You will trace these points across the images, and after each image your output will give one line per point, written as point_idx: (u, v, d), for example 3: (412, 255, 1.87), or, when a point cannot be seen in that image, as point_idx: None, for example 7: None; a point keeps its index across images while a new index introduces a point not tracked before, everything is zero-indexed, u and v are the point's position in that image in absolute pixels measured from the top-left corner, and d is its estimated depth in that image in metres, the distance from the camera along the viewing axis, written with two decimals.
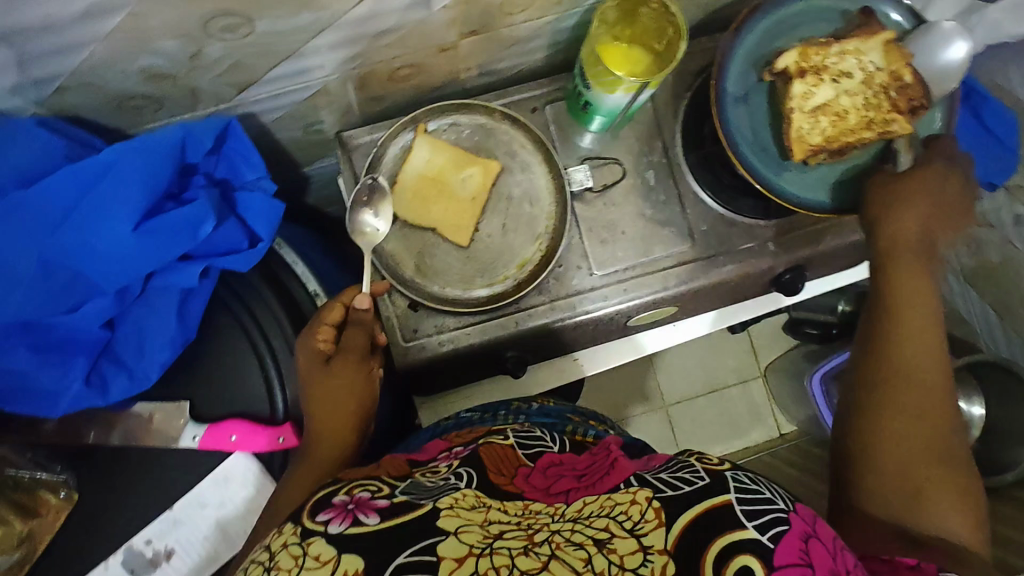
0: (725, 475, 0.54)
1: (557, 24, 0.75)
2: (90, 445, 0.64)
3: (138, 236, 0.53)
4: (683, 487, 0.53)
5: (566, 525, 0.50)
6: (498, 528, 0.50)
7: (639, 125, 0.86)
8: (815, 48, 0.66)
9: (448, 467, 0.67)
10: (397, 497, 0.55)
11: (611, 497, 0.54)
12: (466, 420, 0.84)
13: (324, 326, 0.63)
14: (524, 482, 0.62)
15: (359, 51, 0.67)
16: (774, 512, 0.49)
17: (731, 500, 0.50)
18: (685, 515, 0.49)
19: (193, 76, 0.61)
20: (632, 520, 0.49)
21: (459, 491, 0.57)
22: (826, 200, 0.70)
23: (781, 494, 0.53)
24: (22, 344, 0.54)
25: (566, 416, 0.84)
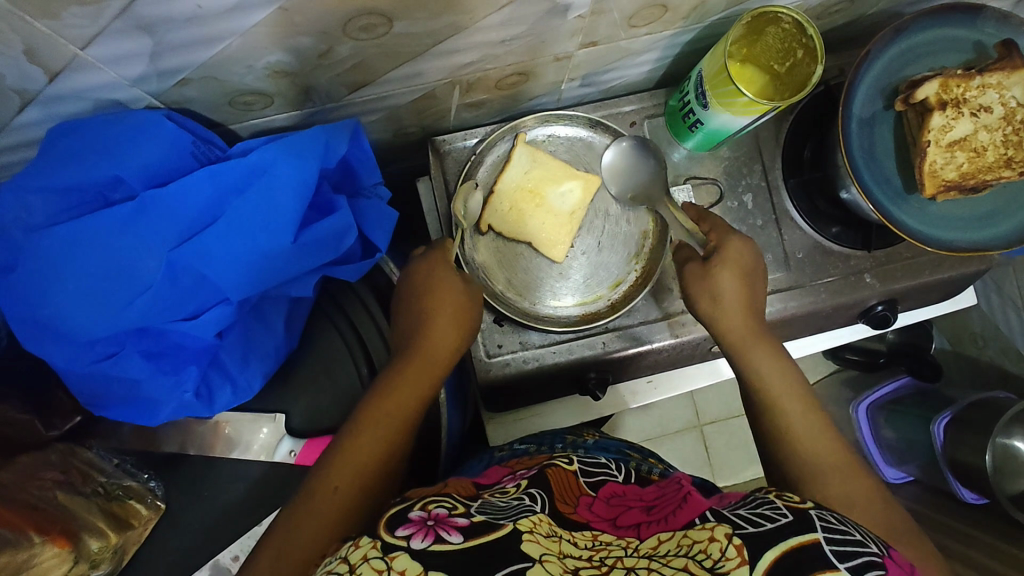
0: (810, 515, 0.50)
1: (674, 39, 0.72)
2: (183, 454, 0.62)
3: (295, 247, 0.53)
4: (767, 523, 0.48)
5: (643, 561, 0.47)
6: (574, 563, 0.46)
7: (738, 146, 0.84)
8: (957, 80, 0.63)
9: (516, 486, 0.61)
10: (476, 518, 0.50)
11: (688, 534, 0.49)
12: (524, 451, 0.76)
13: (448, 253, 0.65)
14: (586, 511, 0.57)
15: (476, 57, 0.64)
16: (869, 557, 0.45)
17: (819, 539, 0.46)
18: (773, 550, 0.45)
19: (313, 74, 0.58)
20: (712, 559, 0.44)
21: (534, 515, 0.52)
22: (952, 237, 0.65)
23: (870, 535, 0.49)
24: (137, 351, 0.52)
25: (624, 451, 0.77)
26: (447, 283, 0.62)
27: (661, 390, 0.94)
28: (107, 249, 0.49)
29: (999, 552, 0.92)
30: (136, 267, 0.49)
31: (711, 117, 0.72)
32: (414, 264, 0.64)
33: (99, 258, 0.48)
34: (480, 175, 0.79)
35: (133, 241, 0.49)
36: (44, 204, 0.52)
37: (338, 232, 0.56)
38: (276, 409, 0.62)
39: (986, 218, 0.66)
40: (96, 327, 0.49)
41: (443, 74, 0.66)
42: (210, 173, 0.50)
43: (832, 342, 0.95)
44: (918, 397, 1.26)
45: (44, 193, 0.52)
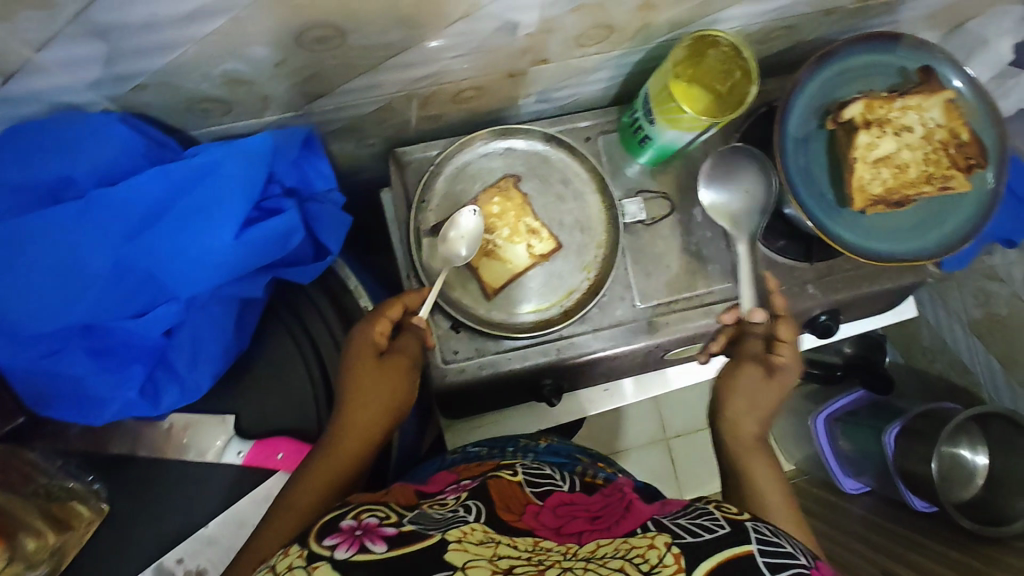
0: (745, 527, 0.52)
1: (623, 59, 0.76)
2: (129, 455, 0.61)
3: (237, 245, 0.54)
4: (704, 533, 0.51)
5: (579, 563, 0.48)
6: (509, 562, 0.47)
7: (688, 161, 0.88)
8: (880, 102, 0.68)
9: (455, 498, 0.62)
10: (405, 526, 0.52)
11: (627, 540, 0.52)
12: (476, 454, 0.76)
13: (382, 319, 0.62)
14: (533, 519, 0.57)
15: (432, 71, 0.66)
16: (797, 568, 0.48)
17: (754, 551, 0.49)
18: (710, 560, 0.47)
19: (270, 82, 0.59)
20: (649, 564, 0.47)
21: (467, 525, 0.53)
22: (878, 248, 0.69)
23: (800, 548, 0.51)
24: (80, 348, 0.52)
25: (574, 457, 0.78)
26: (365, 362, 0.60)
27: (617, 398, 0.96)
28: (52, 248, 0.49)
29: (943, 558, 0.95)
30: (82, 266, 0.50)
31: (658, 134, 0.75)
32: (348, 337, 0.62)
33: (46, 255, 0.49)
34: (437, 185, 0.80)
35: (80, 238, 0.50)
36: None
37: (286, 232, 0.58)
38: (227, 411, 0.63)
39: (911, 231, 0.71)
40: (40, 323, 0.50)
41: (399, 87, 0.69)
42: (160, 172, 0.51)
43: None
44: (871, 410, 1.28)
45: None
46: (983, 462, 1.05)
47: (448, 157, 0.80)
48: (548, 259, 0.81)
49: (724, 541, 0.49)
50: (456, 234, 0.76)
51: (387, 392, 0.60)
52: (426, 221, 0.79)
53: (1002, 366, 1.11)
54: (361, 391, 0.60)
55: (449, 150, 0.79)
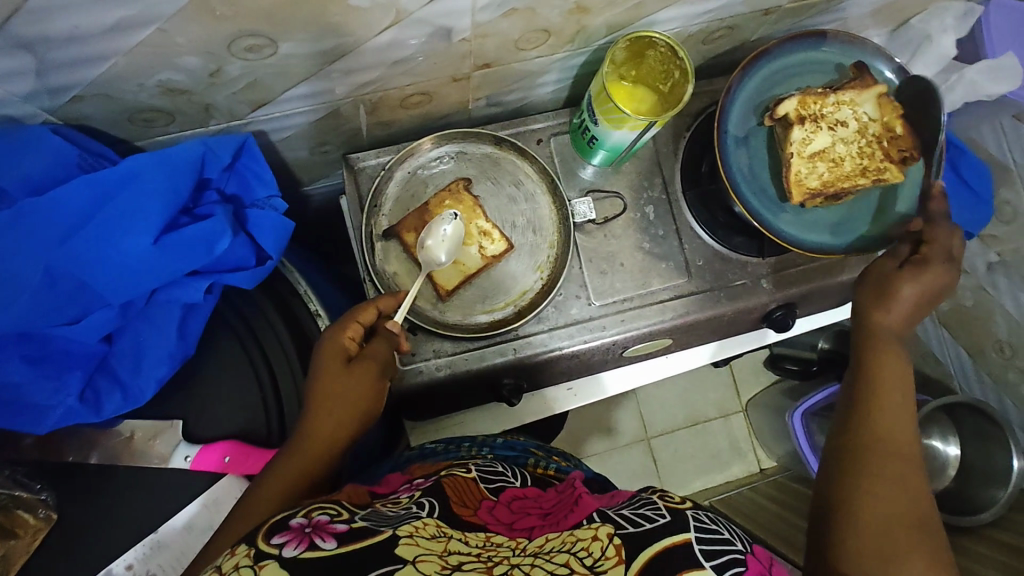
0: (685, 515, 0.53)
1: (567, 61, 0.77)
2: (77, 464, 0.62)
3: (157, 250, 0.55)
4: (645, 524, 0.51)
5: (527, 559, 0.48)
6: (459, 559, 0.48)
7: (640, 161, 0.89)
8: (814, 97, 0.69)
9: (408, 497, 0.61)
10: (356, 523, 0.51)
11: (573, 533, 0.52)
12: (431, 450, 0.77)
13: (353, 324, 0.63)
14: (487, 515, 0.58)
15: (373, 77, 0.68)
16: (734, 553, 0.49)
17: (692, 539, 0.49)
18: (650, 549, 0.47)
19: (209, 92, 0.61)
20: (592, 557, 0.47)
21: (420, 520, 0.53)
22: (815, 240, 0.71)
23: (739, 535, 0.52)
24: (16, 355, 0.54)
25: (529, 450, 0.78)
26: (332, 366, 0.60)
27: (581, 396, 0.97)
28: None
29: None
30: (12, 274, 0.51)
31: (604, 134, 0.77)
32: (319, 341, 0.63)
33: None
34: (390, 190, 0.81)
35: (11, 247, 0.50)
36: None
37: (211, 235, 0.57)
38: (174, 416, 0.64)
39: (850, 224, 0.72)
40: None
41: (344, 93, 0.70)
42: (85, 181, 0.51)
43: (741, 346, 1.00)
44: None
45: None
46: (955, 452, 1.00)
47: (400, 162, 0.81)
48: (502, 260, 0.82)
49: (665, 530, 0.50)
50: (434, 242, 0.77)
51: (350, 396, 0.61)
52: (379, 225, 0.80)
53: (971, 358, 1.10)
54: (325, 397, 0.60)
55: (400, 155, 0.80)
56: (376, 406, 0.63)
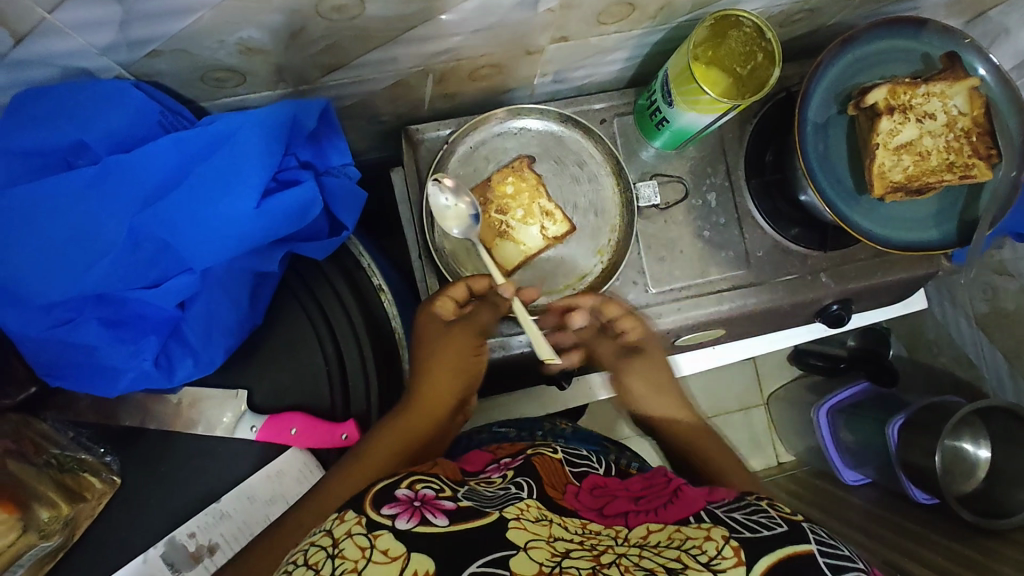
0: (803, 527, 0.50)
1: (643, 39, 0.75)
2: (142, 428, 0.61)
3: (256, 216, 0.53)
4: (763, 530, 0.49)
5: (633, 550, 0.48)
6: (565, 545, 0.47)
7: (704, 146, 0.87)
8: (904, 87, 0.67)
9: (501, 477, 0.61)
10: (463, 502, 0.51)
11: (681, 529, 0.51)
12: (503, 435, 0.75)
13: (446, 297, 0.67)
14: (575, 500, 0.58)
15: (450, 46, 0.65)
16: (858, 572, 0.45)
17: (815, 550, 0.46)
18: (769, 558, 0.45)
19: (286, 52, 0.58)
20: (708, 555, 0.46)
21: (522, 502, 0.53)
22: (893, 236, 0.69)
23: (857, 552, 0.49)
24: (94, 317, 0.52)
25: (603, 444, 0.77)
26: (433, 330, 0.65)
27: None
28: (69, 214, 0.49)
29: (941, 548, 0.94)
30: (99, 233, 0.50)
31: (677, 116, 0.75)
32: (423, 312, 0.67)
33: (61, 221, 0.49)
34: (451, 165, 0.80)
35: (96, 204, 0.50)
36: (7, 164, 0.52)
37: (304, 204, 0.56)
38: (240, 385, 0.63)
39: (928, 220, 0.71)
40: (52, 290, 0.50)
41: (417, 62, 0.68)
42: (177, 140, 0.51)
43: (792, 339, 0.99)
44: (879, 402, 1.25)
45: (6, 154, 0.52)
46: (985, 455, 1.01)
47: (462, 136, 0.79)
48: (562, 242, 0.80)
49: (784, 538, 0.47)
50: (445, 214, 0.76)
51: (450, 358, 0.65)
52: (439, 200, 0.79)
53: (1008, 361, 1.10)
54: (440, 356, 0.65)
55: (461, 129, 0.78)
56: (479, 368, 0.68)
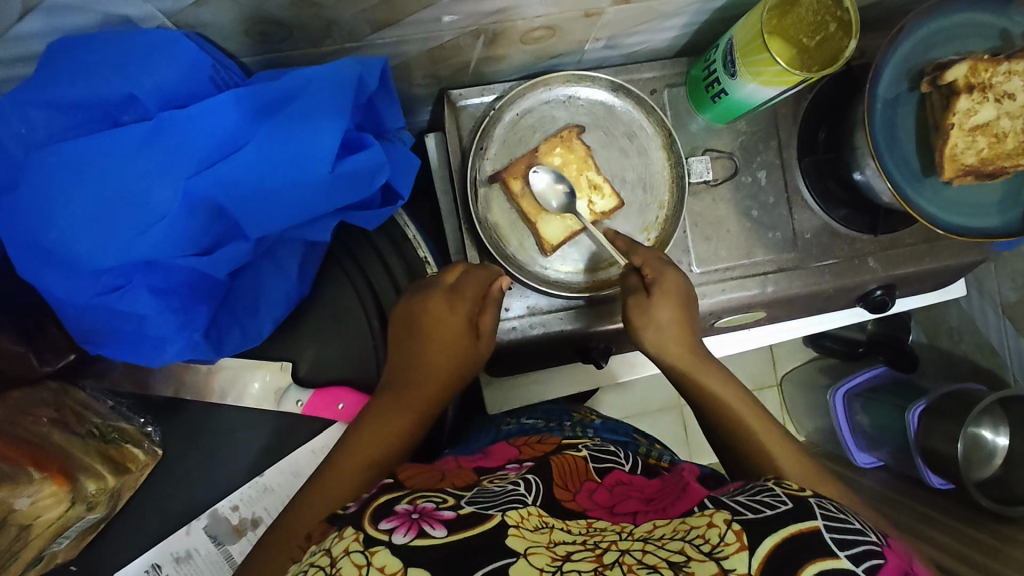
0: (810, 503, 0.46)
1: (704, 4, 0.71)
2: (179, 399, 0.60)
3: (319, 184, 0.51)
4: (767, 510, 0.45)
5: (637, 545, 0.44)
6: (566, 549, 0.43)
7: (756, 121, 0.83)
8: (985, 65, 0.63)
9: (516, 472, 0.56)
10: (463, 510, 0.47)
11: (685, 522, 0.46)
12: (532, 426, 0.72)
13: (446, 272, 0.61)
14: (587, 498, 0.53)
15: (506, 5, 0.61)
16: (868, 545, 0.42)
17: (821, 527, 0.42)
18: (773, 538, 0.41)
19: (339, 6, 0.54)
20: (710, 543, 0.41)
21: (524, 508, 0.48)
22: (958, 222, 0.66)
23: (870, 526, 0.45)
24: (144, 286, 0.49)
25: (632, 435, 0.74)
26: (427, 310, 0.59)
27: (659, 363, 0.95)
28: (120, 175, 0.46)
29: (953, 530, 0.95)
30: (151, 197, 0.47)
31: (737, 88, 0.71)
32: (414, 286, 0.61)
33: (113, 183, 0.46)
34: (496, 133, 0.76)
35: (149, 164, 0.47)
36: (49, 119, 0.48)
37: (371, 169, 0.53)
38: (284, 357, 0.61)
39: (996, 206, 0.68)
40: (103, 256, 0.47)
41: (469, 21, 0.63)
42: (237, 97, 0.48)
43: (830, 324, 0.97)
44: (894, 386, 1.23)
45: (47, 107, 0.48)
46: (1004, 443, 1.00)
47: (509, 103, 0.76)
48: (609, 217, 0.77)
49: (787, 516, 0.43)
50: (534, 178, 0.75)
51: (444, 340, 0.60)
52: (483, 170, 0.76)
53: None
54: (432, 343, 0.59)
55: (510, 95, 0.75)
56: (475, 350, 0.61)
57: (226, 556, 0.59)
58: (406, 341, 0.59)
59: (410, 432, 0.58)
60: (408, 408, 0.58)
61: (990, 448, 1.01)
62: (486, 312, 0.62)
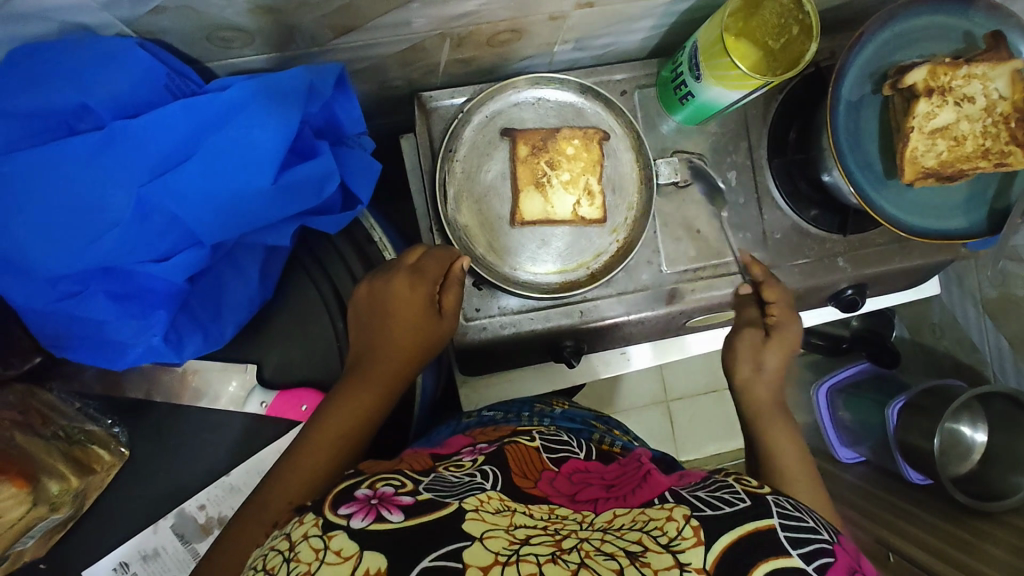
0: (766, 500, 0.46)
1: (671, 7, 0.71)
2: (147, 401, 0.61)
3: (274, 191, 0.53)
4: (726, 506, 0.45)
5: (596, 533, 0.43)
6: (526, 532, 0.42)
7: (726, 122, 0.84)
8: (944, 69, 0.64)
9: (472, 461, 0.56)
10: (423, 495, 0.46)
11: (645, 512, 0.46)
12: (491, 418, 0.73)
13: (408, 254, 0.62)
14: (548, 486, 0.52)
15: (468, 9, 0.61)
16: (819, 543, 0.42)
17: (776, 524, 0.42)
18: (729, 534, 0.41)
19: (298, 13, 0.54)
20: (667, 536, 0.41)
21: (484, 493, 0.48)
22: (920, 224, 0.67)
23: (822, 523, 0.46)
24: (101, 291, 0.51)
25: (589, 422, 0.74)
26: (389, 290, 0.59)
27: (633, 361, 0.96)
28: (76, 185, 0.48)
29: (920, 520, 0.95)
30: (104, 205, 0.48)
31: (702, 90, 0.72)
32: (380, 271, 0.61)
33: (70, 192, 0.48)
34: (465, 134, 0.77)
35: (101, 173, 0.48)
36: (8, 128, 0.49)
37: (320, 177, 0.55)
38: (249, 359, 0.62)
39: (960, 207, 0.69)
40: (59, 263, 0.49)
41: (434, 25, 0.63)
42: (188, 106, 0.49)
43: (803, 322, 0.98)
44: (874, 382, 1.24)
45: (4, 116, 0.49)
46: (982, 439, 1.00)
47: (477, 105, 0.76)
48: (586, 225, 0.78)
49: (746, 514, 0.43)
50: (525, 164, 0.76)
51: (406, 320, 0.59)
52: (453, 171, 0.76)
53: (1011, 347, 1.04)
54: (396, 321, 0.59)
55: (478, 98, 0.76)
56: (440, 332, 0.61)
57: (193, 553, 0.61)
58: (369, 319, 0.60)
59: (376, 414, 0.58)
60: (372, 388, 0.58)
61: (968, 444, 1.02)
62: (449, 290, 0.61)
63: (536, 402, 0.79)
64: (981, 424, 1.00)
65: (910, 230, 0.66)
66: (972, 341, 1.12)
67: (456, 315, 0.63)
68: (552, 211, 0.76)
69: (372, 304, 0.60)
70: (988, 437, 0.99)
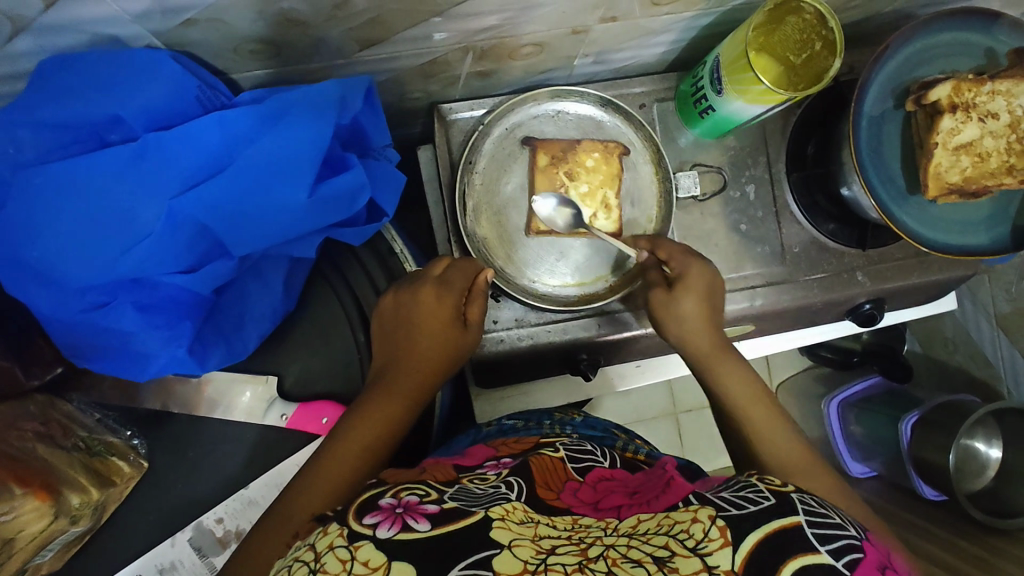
0: (791, 498, 0.45)
1: (691, 22, 0.71)
2: (166, 412, 0.61)
3: (305, 204, 0.54)
4: (750, 506, 0.43)
5: (621, 539, 0.42)
6: (551, 543, 0.42)
7: (744, 136, 0.84)
8: (970, 85, 0.64)
9: (496, 474, 0.55)
10: (448, 505, 0.46)
11: (670, 515, 0.44)
12: (511, 426, 0.73)
13: (434, 266, 0.62)
14: (571, 497, 0.51)
15: (491, 24, 0.61)
16: (848, 540, 0.41)
17: (802, 522, 0.42)
18: (756, 533, 0.40)
19: (327, 26, 0.54)
20: (694, 538, 0.40)
21: (508, 503, 0.47)
22: (946, 239, 0.67)
23: (849, 519, 0.45)
24: (129, 302, 0.52)
25: (610, 431, 0.74)
26: (416, 302, 0.59)
27: (647, 374, 0.95)
28: (107, 195, 0.48)
29: (932, 536, 0.94)
30: (136, 214, 0.48)
31: (723, 104, 0.72)
32: (405, 282, 0.61)
33: (101, 202, 0.48)
34: (485, 146, 0.77)
35: (133, 184, 0.48)
36: (40, 139, 0.50)
37: (351, 191, 0.56)
38: (270, 371, 0.62)
39: (985, 222, 0.68)
40: (88, 274, 0.49)
41: (457, 38, 0.63)
42: (221, 118, 0.50)
43: (819, 336, 0.97)
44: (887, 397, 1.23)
45: (34, 126, 0.50)
46: (997, 456, 0.98)
47: (498, 116, 0.77)
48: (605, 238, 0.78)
49: (770, 512, 0.43)
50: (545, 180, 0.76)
51: (432, 332, 0.59)
52: (472, 183, 0.76)
53: None
54: (421, 332, 0.59)
55: (500, 109, 0.76)
56: (465, 345, 0.61)
57: (210, 566, 0.60)
58: (394, 330, 0.59)
59: (400, 427, 0.57)
60: (396, 400, 0.57)
61: (983, 460, 0.99)
62: (474, 303, 0.61)
63: (554, 413, 0.79)
64: (996, 441, 0.99)
65: (934, 247, 0.66)
66: (986, 357, 1.11)
67: (479, 328, 0.63)
68: (570, 223, 0.76)
69: (398, 315, 0.60)
70: (1003, 453, 0.98)
